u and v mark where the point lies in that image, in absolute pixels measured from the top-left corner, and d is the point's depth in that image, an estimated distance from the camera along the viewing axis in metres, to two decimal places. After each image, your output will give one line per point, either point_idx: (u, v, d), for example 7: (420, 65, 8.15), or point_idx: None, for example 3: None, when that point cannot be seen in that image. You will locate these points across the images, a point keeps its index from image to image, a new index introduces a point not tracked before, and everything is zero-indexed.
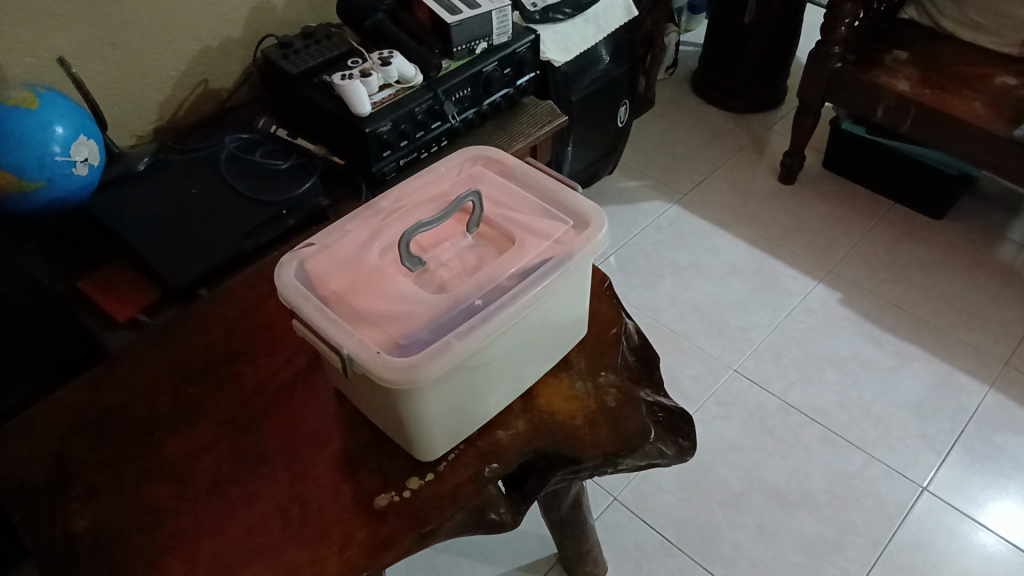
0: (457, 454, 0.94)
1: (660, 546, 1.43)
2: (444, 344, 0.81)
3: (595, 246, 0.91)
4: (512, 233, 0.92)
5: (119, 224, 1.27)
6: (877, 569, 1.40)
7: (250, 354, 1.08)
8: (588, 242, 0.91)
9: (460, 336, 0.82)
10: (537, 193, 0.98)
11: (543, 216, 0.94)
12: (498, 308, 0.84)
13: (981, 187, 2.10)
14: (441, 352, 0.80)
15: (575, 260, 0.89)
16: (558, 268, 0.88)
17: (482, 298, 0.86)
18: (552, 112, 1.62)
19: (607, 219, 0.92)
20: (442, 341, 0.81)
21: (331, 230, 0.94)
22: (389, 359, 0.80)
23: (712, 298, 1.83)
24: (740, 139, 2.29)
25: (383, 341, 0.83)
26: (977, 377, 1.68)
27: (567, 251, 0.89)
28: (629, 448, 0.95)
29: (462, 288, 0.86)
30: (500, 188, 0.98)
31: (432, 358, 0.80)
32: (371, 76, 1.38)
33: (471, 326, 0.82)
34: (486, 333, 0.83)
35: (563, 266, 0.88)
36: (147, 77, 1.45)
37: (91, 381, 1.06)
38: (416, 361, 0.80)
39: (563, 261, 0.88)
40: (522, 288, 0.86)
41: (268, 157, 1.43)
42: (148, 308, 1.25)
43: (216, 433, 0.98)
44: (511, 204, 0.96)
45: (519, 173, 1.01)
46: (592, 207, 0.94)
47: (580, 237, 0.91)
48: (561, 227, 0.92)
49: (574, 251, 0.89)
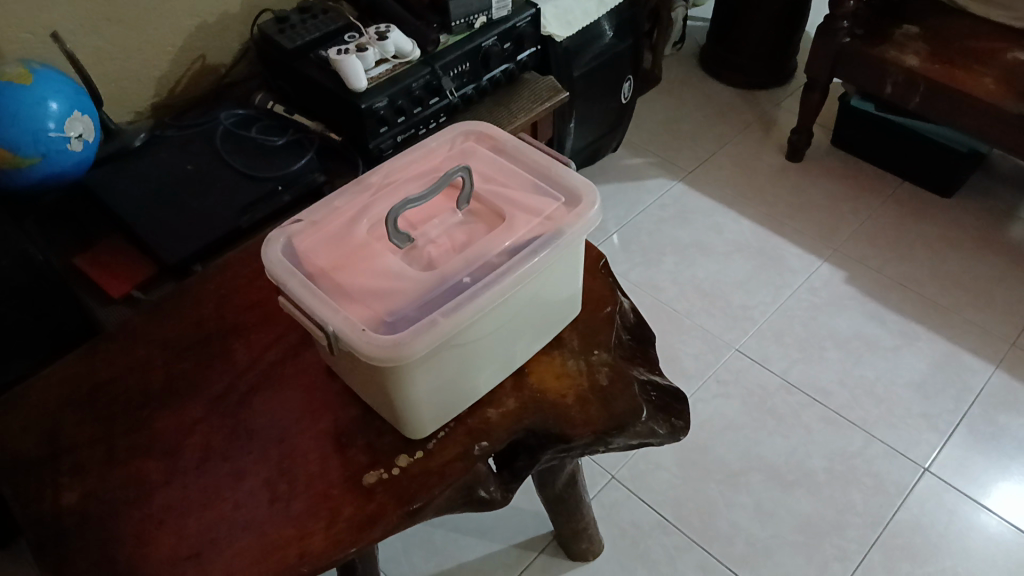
0: (447, 432, 0.94)
1: (657, 524, 1.43)
2: (431, 321, 0.80)
3: (586, 223, 0.90)
4: (502, 209, 0.91)
5: (114, 200, 1.27)
6: (876, 549, 1.39)
7: (242, 331, 1.07)
8: (579, 219, 0.90)
9: (446, 313, 0.81)
10: (528, 169, 0.97)
11: (535, 192, 0.93)
12: (486, 286, 0.83)
13: (992, 164, 2.06)
14: (426, 329, 0.80)
15: (565, 237, 0.88)
16: (547, 245, 0.87)
17: (470, 275, 0.85)
18: (553, 88, 1.60)
19: (598, 195, 0.91)
20: (428, 318, 0.81)
21: (321, 206, 0.93)
22: (374, 336, 0.80)
23: (715, 276, 1.81)
24: (747, 116, 2.26)
25: (369, 318, 0.82)
26: (983, 357, 1.66)
27: (557, 229, 0.88)
28: (620, 426, 0.94)
29: (450, 265, 0.85)
30: (491, 164, 0.97)
31: (418, 335, 0.79)
32: (367, 51, 1.36)
33: (457, 303, 0.82)
34: (474, 311, 0.82)
35: (553, 242, 0.87)
36: (144, 52, 1.44)
37: (83, 356, 1.06)
38: (402, 338, 0.79)
39: (553, 238, 0.87)
40: (511, 265, 0.85)
41: (265, 133, 1.42)
42: (143, 284, 1.25)
43: (207, 409, 0.98)
44: (502, 181, 0.95)
45: (512, 149, 0.99)
46: (583, 183, 0.92)
47: (571, 214, 0.90)
48: (551, 203, 0.91)
49: (564, 229, 0.88)
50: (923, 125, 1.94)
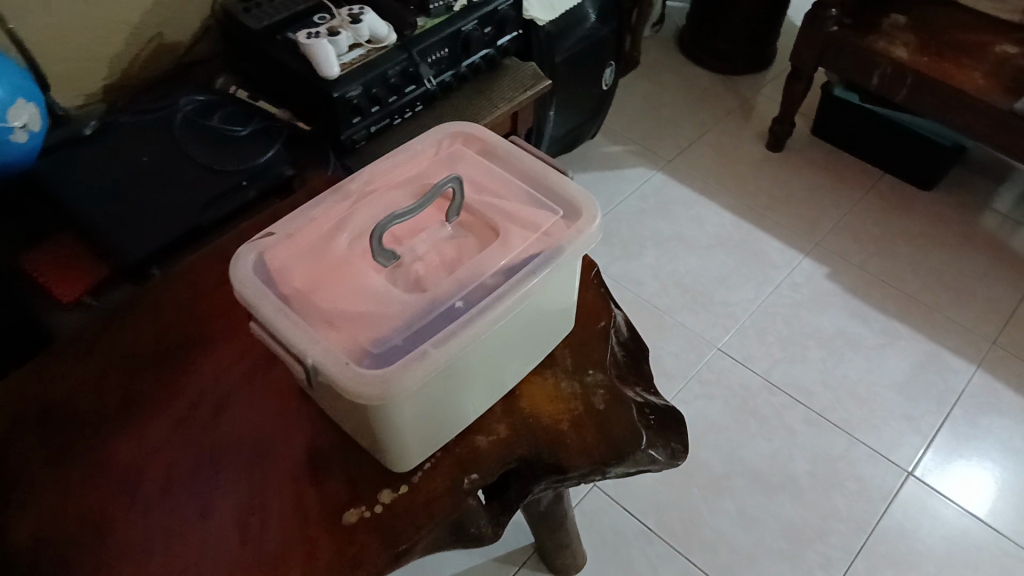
0: (433, 463, 0.87)
1: (640, 533, 1.38)
2: (421, 353, 0.73)
3: (587, 239, 0.82)
4: (495, 223, 0.84)
5: (63, 195, 1.16)
6: (861, 556, 1.36)
7: (207, 346, 0.99)
8: (578, 233, 0.82)
9: (437, 344, 0.74)
10: (522, 176, 0.89)
11: (531, 204, 0.86)
12: (480, 310, 0.76)
13: (972, 156, 2.04)
14: (416, 363, 0.72)
15: (563, 255, 0.81)
16: (546, 263, 0.80)
17: (463, 299, 0.77)
18: (535, 76, 1.52)
19: (599, 209, 0.84)
20: (418, 350, 0.73)
21: (295, 216, 0.85)
22: (359, 373, 0.72)
23: (697, 271, 1.76)
24: (727, 103, 2.20)
25: (353, 347, 0.74)
26: (965, 356, 1.64)
27: (556, 246, 0.81)
28: (619, 456, 0.88)
29: (441, 287, 0.78)
30: (482, 170, 0.89)
31: (408, 370, 0.72)
32: (340, 35, 1.27)
33: (449, 333, 0.74)
34: (468, 339, 0.75)
35: (551, 262, 0.80)
36: (95, 30, 1.32)
37: (30, 374, 0.96)
38: (389, 374, 0.72)
39: (552, 257, 0.80)
40: (506, 288, 0.78)
41: (228, 121, 1.32)
42: (96, 288, 1.15)
43: (169, 434, 0.90)
44: (494, 189, 0.87)
45: (503, 152, 0.92)
46: (582, 194, 0.85)
47: (569, 229, 0.83)
48: (549, 217, 0.84)
49: (564, 246, 0.81)
50: (906, 118, 1.91)
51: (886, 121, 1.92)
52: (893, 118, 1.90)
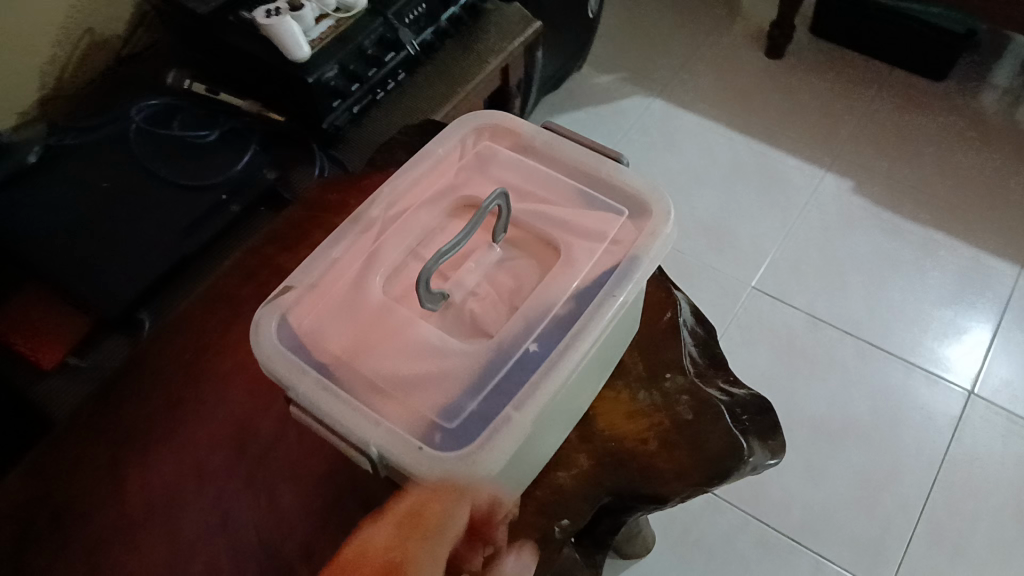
0: (515, 513, 0.77)
1: (707, 503, 1.31)
2: (501, 420, 0.61)
3: (664, 241, 0.70)
4: (553, 236, 0.71)
5: (18, 243, 1.00)
6: (937, 489, 1.30)
7: (225, 408, 0.86)
8: (653, 238, 0.69)
9: (519, 405, 0.62)
10: (569, 172, 0.76)
11: (588, 206, 0.73)
12: (560, 355, 0.64)
13: (981, 39, 1.91)
14: (497, 435, 0.61)
15: (640, 266, 0.68)
16: (623, 281, 0.67)
17: (536, 343, 0.65)
18: (523, 19, 1.35)
19: (670, 201, 0.71)
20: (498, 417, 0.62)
21: (312, 260, 0.70)
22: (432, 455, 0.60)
23: (717, 207, 1.64)
24: (715, 10, 2.04)
25: (419, 421, 0.62)
26: (1009, 258, 1.55)
27: (631, 257, 0.68)
28: (722, 474, 0.78)
29: (507, 332, 0.65)
30: (521, 169, 0.76)
31: (491, 445, 0.61)
32: (304, 8, 1.08)
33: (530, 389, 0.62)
34: (551, 392, 0.63)
35: (629, 278, 0.67)
36: (17, 40, 1.13)
37: (29, 473, 0.83)
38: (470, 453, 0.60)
39: (628, 272, 0.68)
40: (585, 320, 0.65)
41: (190, 126, 1.15)
42: (78, 348, 0.97)
43: (206, 524, 0.78)
44: (542, 194, 0.74)
45: (541, 145, 0.77)
46: (646, 187, 0.72)
47: (641, 234, 0.70)
48: (613, 221, 0.71)
49: (639, 257, 0.69)
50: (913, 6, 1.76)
51: (898, 15, 1.76)
52: (907, 12, 1.75)
